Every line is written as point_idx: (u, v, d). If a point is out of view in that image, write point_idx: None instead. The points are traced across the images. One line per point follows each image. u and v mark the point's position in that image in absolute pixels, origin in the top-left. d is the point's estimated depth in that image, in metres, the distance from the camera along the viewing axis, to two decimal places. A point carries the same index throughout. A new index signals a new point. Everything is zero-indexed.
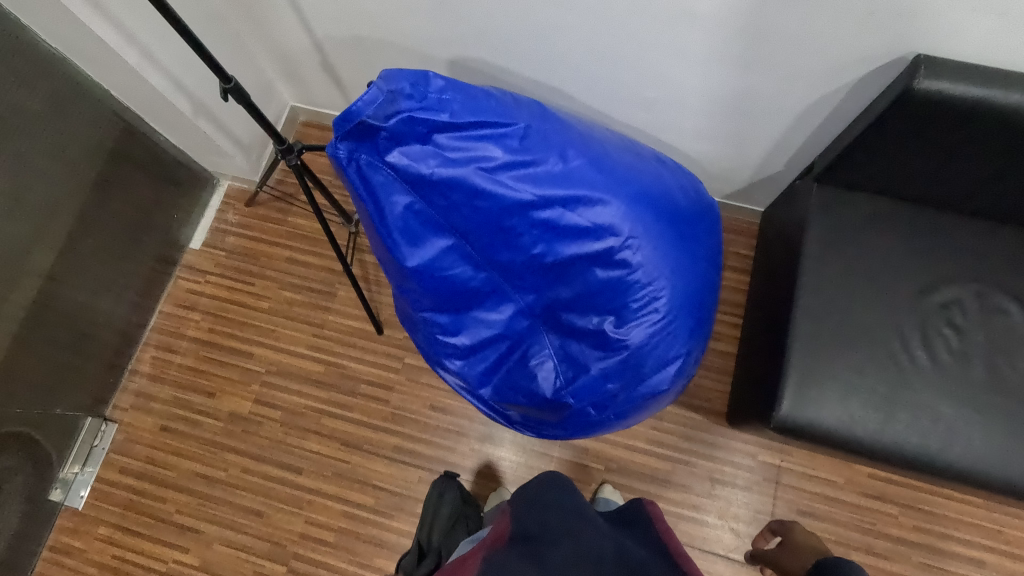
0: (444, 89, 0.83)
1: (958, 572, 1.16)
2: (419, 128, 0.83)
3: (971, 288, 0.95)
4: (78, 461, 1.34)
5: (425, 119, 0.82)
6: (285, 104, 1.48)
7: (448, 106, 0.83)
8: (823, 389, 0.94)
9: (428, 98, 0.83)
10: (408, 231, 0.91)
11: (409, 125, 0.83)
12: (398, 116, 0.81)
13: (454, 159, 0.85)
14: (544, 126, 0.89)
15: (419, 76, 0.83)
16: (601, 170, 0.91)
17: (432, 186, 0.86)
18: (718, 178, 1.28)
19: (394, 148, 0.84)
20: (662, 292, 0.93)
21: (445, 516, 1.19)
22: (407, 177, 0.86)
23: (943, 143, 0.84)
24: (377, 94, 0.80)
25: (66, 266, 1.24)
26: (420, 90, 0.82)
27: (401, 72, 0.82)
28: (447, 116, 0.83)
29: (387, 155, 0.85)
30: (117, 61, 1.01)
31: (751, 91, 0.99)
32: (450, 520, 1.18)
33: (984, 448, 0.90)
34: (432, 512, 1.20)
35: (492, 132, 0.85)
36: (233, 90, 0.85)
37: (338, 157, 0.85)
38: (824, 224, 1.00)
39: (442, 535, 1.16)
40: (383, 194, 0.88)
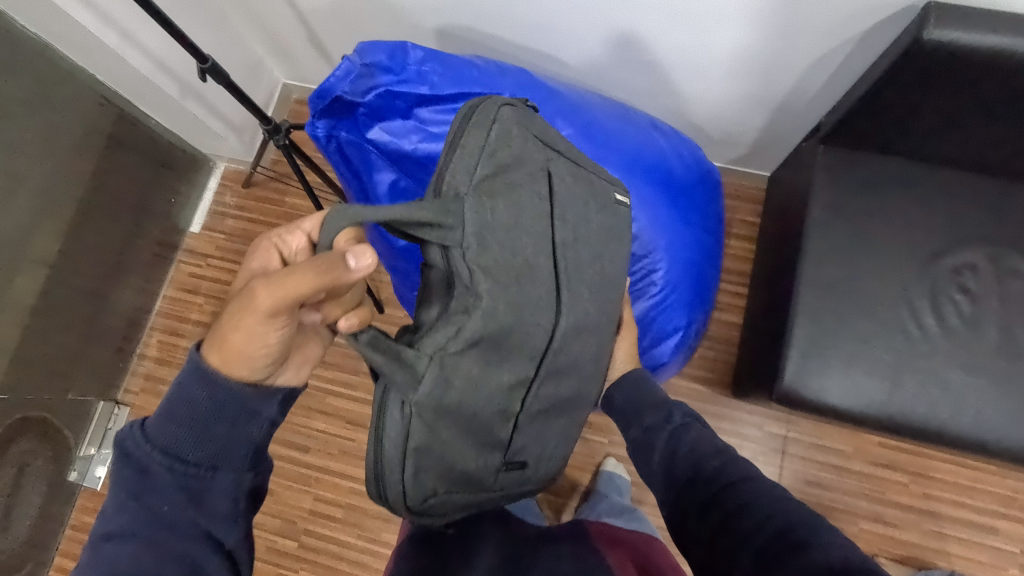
0: (423, 61, 0.81)
1: (968, 539, 1.14)
2: (399, 102, 0.82)
3: (985, 251, 0.91)
4: (94, 443, 1.36)
5: (404, 93, 0.81)
6: (276, 82, 1.45)
7: (428, 78, 0.82)
8: (827, 360, 0.91)
9: (407, 70, 0.81)
10: None
11: (388, 100, 0.82)
12: (375, 90, 0.80)
13: (438, 134, 0.83)
14: (532, 94, 0.88)
15: (397, 47, 0.81)
16: (593, 139, 0.88)
17: (416, 163, 0.84)
18: (720, 143, 1.23)
19: (375, 125, 0.83)
20: (659, 266, 0.92)
21: (481, 147, 0.63)
22: (390, 154, 0.85)
23: (954, 97, 0.79)
24: (351, 68, 0.79)
25: (67, 251, 1.25)
26: (399, 63, 0.80)
27: (376, 44, 0.79)
28: (428, 89, 0.82)
29: (368, 131, 0.84)
30: (98, 44, 0.99)
31: (751, 48, 0.94)
32: (491, 169, 0.63)
33: (995, 415, 0.87)
34: (457, 142, 0.62)
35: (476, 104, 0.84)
36: (212, 70, 0.84)
37: (317, 136, 0.84)
38: (830, 187, 0.96)
39: (468, 180, 0.61)
40: (367, 171, 0.87)
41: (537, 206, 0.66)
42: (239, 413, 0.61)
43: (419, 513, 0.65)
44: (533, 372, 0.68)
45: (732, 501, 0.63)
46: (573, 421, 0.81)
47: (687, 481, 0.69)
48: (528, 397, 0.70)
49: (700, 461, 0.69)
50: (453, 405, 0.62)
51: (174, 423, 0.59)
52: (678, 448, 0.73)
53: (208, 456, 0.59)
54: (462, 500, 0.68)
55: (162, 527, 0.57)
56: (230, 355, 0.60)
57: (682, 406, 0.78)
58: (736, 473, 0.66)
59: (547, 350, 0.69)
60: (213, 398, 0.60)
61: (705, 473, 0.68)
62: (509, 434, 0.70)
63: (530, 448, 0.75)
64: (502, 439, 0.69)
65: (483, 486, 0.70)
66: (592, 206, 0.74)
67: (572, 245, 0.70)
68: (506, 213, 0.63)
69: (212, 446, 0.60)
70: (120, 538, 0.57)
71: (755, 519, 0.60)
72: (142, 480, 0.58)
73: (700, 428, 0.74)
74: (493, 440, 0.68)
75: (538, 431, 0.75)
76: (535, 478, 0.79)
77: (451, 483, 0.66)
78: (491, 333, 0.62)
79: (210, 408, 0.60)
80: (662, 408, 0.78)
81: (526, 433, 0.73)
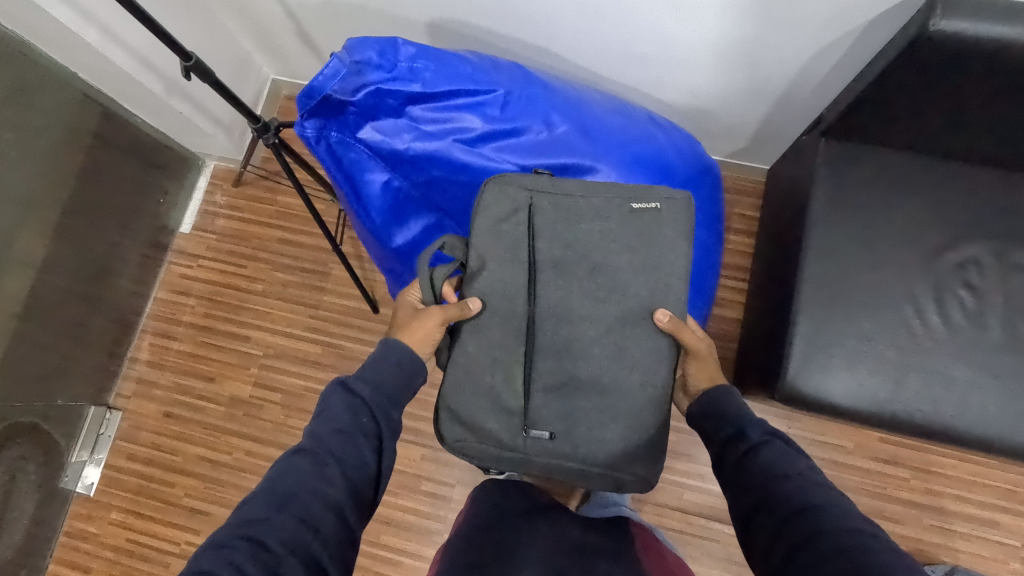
0: (415, 57, 0.79)
1: (970, 534, 1.14)
2: (390, 100, 0.80)
3: (988, 246, 0.90)
4: (86, 448, 1.34)
5: (395, 91, 0.79)
6: (266, 78, 1.42)
7: (420, 75, 0.79)
8: (829, 357, 0.90)
9: (398, 67, 0.79)
10: (387, 210, 0.88)
11: (380, 99, 0.80)
12: (365, 88, 0.78)
13: (431, 132, 0.83)
14: (528, 91, 0.85)
15: (387, 43, 0.78)
16: (592, 136, 0.87)
17: (410, 162, 0.84)
18: (719, 136, 1.21)
19: (366, 124, 0.82)
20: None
21: (488, 210, 0.81)
22: (383, 153, 0.84)
23: (957, 90, 0.78)
24: (340, 66, 0.77)
25: (55, 253, 1.23)
26: (389, 59, 0.78)
27: (366, 40, 0.77)
28: (420, 86, 0.80)
29: (359, 131, 0.82)
30: (78, 41, 0.95)
31: (751, 40, 0.92)
32: (486, 218, 0.81)
33: (999, 411, 0.86)
34: (476, 207, 0.82)
35: (471, 102, 0.83)
36: (196, 68, 0.81)
37: (307, 136, 0.82)
38: (832, 182, 0.94)
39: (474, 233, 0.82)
40: (359, 172, 0.85)
41: (516, 235, 0.81)
42: (408, 371, 0.75)
43: (458, 452, 0.85)
44: (528, 353, 0.82)
45: (807, 534, 0.58)
46: (611, 411, 0.81)
47: (761, 505, 0.64)
48: (530, 375, 0.82)
49: (777, 487, 0.64)
50: (462, 372, 0.83)
51: (374, 372, 0.74)
52: (753, 467, 0.67)
53: (388, 395, 0.73)
54: (492, 452, 0.83)
55: (356, 430, 0.68)
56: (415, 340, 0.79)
57: (761, 422, 0.72)
58: (816, 501, 0.61)
59: (530, 329, 0.81)
60: (400, 358, 0.75)
61: (782, 502, 0.62)
62: (522, 401, 0.82)
63: (556, 418, 0.82)
64: (516, 407, 0.82)
65: (511, 446, 0.82)
66: (588, 223, 0.81)
67: (556, 257, 0.81)
68: (488, 244, 0.82)
69: (397, 394, 0.74)
70: (322, 432, 0.67)
71: (831, 561, 0.55)
72: (355, 412, 0.70)
73: (783, 448, 0.68)
74: (506, 406, 0.82)
75: (558, 406, 0.82)
76: (576, 455, 0.82)
77: (480, 435, 0.83)
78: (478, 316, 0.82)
79: (394, 358, 0.75)
80: (740, 427, 0.72)
81: (543, 403, 0.82)
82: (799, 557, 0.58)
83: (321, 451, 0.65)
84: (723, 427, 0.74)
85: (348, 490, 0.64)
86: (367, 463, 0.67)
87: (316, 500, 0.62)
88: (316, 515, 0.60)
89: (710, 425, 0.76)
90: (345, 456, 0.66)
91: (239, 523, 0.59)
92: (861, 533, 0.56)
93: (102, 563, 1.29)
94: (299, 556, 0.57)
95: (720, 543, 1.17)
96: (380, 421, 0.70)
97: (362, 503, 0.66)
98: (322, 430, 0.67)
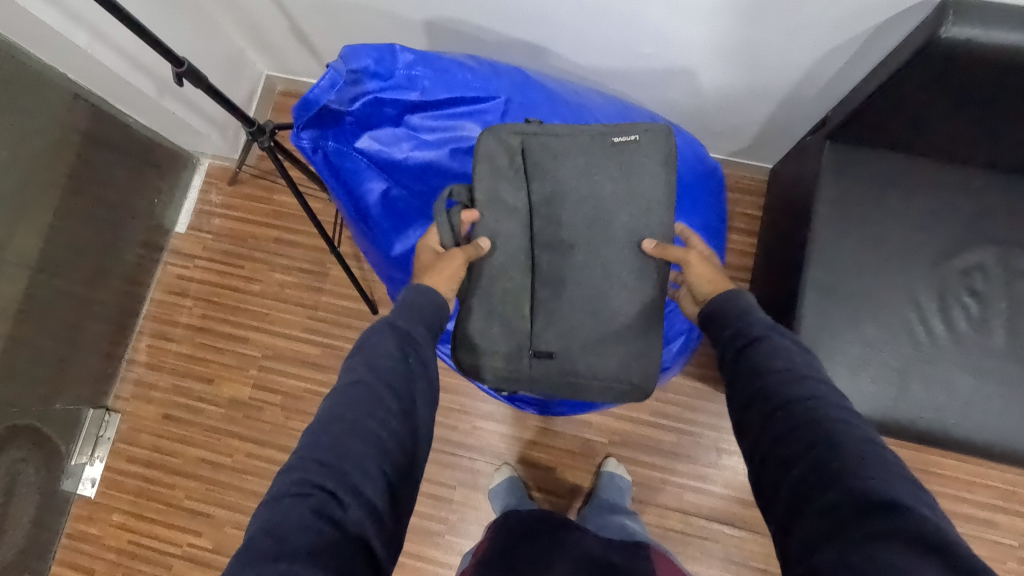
0: (413, 65, 0.79)
1: (968, 534, 1.15)
2: (388, 109, 0.82)
3: (994, 252, 0.89)
4: (86, 451, 1.34)
5: (393, 100, 0.80)
6: (260, 75, 1.39)
7: (418, 84, 0.80)
8: (832, 365, 0.89)
9: (396, 75, 0.79)
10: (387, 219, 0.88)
11: (377, 107, 0.81)
12: (363, 97, 0.79)
13: (430, 141, 0.84)
14: (529, 98, 0.85)
15: (384, 50, 0.78)
16: None
17: (409, 171, 0.85)
18: (721, 136, 1.19)
19: (363, 133, 0.83)
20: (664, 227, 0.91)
21: (491, 161, 0.81)
22: (379, 161, 0.85)
23: (968, 96, 0.76)
24: (336, 77, 0.77)
25: (48, 256, 1.21)
26: (387, 67, 0.78)
27: (363, 47, 0.77)
28: (418, 94, 0.81)
29: (357, 140, 0.83)
30: (66, 44, 0.93)
31: (755, 41, 0.90)
32: (489, 175, 0.82)
33: (1002, 418, 0.86)
34: (479, 159, 0.82)
35: (469, 109, 0.84)
36: (188, 74, 0.78)
37: (303, 147, 0.83)
38: (836, 186, 0.93)
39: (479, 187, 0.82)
40: (355, 181, 0.86)
41: (516, 185, 0.83)
42: (438, 314, 0.73)
43: (473, 375, 0.87)
44: (532, 284, 0.85)
45: (791, 426, 0.55)
46: (609, 341, 0.85)
47: (750, 402, 0.60)
48: (532, 300, 0.86)
49: (767, 377, 0.60)
50: (474, 311, 0.85)
51: (413, 308, 0.71)
52: (747, 359, 0.64)
53: (429, 330, 0.71)
54: (502, 372, 0.86)
55: (410, 363, 0.65)
56: (444, 278, 0.76)
57: (764, 319, 0.67)
58: (808, 393, 0.57)
59: (533, 259, 0.85)
60: (437, 300, 0.73)
61: (770, 391, 0.59)
62: (528, 322, 0.86)
63: (562, 337, 0.85)
64: (524, 328, 0.86)
65: (523, 368, 0.86)
66: (580, 160, 0.82)
67: (551, 199, 0.83)
68: (492, 197, 0.82)
69: (434, 333, 0.72)
70: (376, 360, 0.64)
71: (810, 452, 0.52)
72: (404, 343, 0.66)
73: (786, 343, 0.64)
74: (517, 330, 0.86)
75: (560, 330, 0.85)
76: (584, 372, 0.85)
77: (496, 358, 0.86)
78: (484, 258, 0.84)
79: (430, 301, 0.73)
80: (741, 325, 0.68)
81: (547, 324, 0.85)
82: (776, 454, 0.55)
83: (375, 376, 0.62)
84: (727, 327, 0.70)
85: (408, 416, 0.62)
86: (420, 392, 0.65)
87: (380, 423, 0.59)
88: (388, 440, 0.59)
89: (715, 323, 0.72)
90: (402, 387, 0.63)
91: (316, 446, 0.56)
92: (842, 425, 0.53)
93: (105, 565, 1.29)
94: (373, 475, 0.56)
95: (720, 543, 1.18)
96: (427, 356, 0.68)
97: (421, 429, 0.64)
98: (376, 360, 0.64)
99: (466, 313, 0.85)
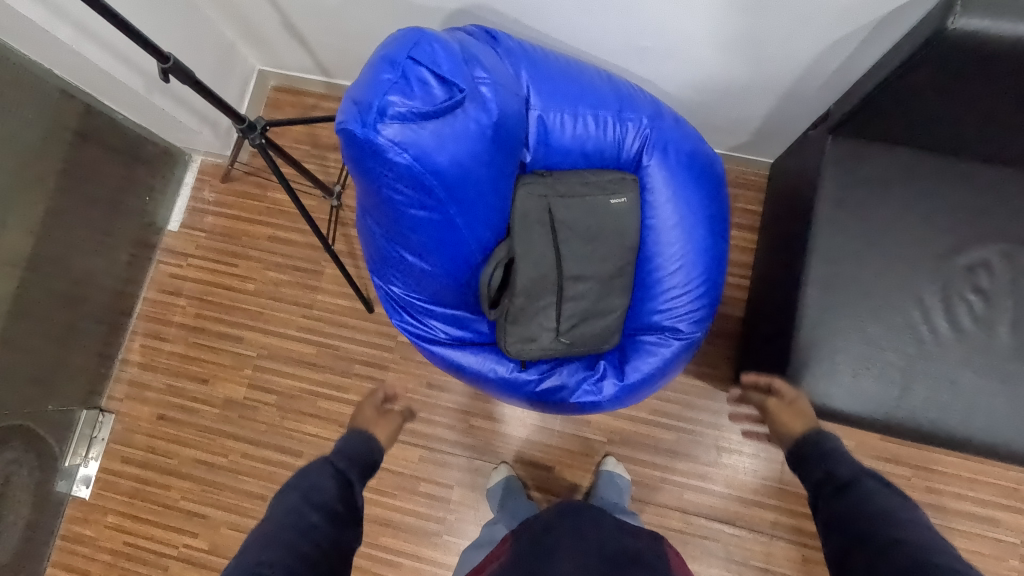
0: (485, 79, 0.77)
1: (970, 533, 1.14)
2: (467, 121, 0.75)
3: (999, 249, 0.87)
4: (80, 452, 1.33)
5: (472, 109, 0.75)
6: (252, 70, 1.37)
7: (489, 95, 0.77)
8: (834, 365, 0.88)
9: (472, 83, 0.76)
10: (419, 225, 0.82)
11: (463, 123, 0.74)
12: (443, 100, 0.72)
13: (492, 152, 0.79)
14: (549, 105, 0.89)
15: (459, 58, 0.75)
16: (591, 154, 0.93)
17: (465, 183, 0.79)
18: (722, 131, 1.18)
19: (435, 138, 0.73)
20: (676, 244, 0.94)
21: (525, 211, 0.88)
22: (439, 171, 0.76)
23: (976, 89, 0.74)
24: (404, 73, 0.71)
25: (39, 255, 1.20)
26: (465, 74, 0.75)
27: (444, 51, 0.74)
28: (486, 106, 0.77)
29: (424, 143, 0.73)
30: (51, 39, 0.91)
31: (757, 34, 0.88)
32: (523, 221, 0.88)
33: (1007, 417, 0.85)
34: (518, 209, 0.88)
35: (514, 117, 0.82)
36: (175, 70, 0.76)
37: (359, 138, 0.71)
38: (838, 181, 0.91)
39: (516, 230, 0.88)
40: (409, 190, 0.77)
41: (543, 228, 0.89)
42: (368, 466, 0.94)
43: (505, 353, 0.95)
44: (559, 298, 0.93)
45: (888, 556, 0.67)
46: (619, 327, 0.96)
47: (850, 545, 0.72)
48: (560, 305, 0.93)
49: (861, 522, 0.73)
50: (510, 323, 0.92)
51: (349, 450, 0.93)
52: (846, 503, 0.77)
53: (359, 470, 0.91)
54: (538, 353, 0.94)
55: (341, 495, 0.83)
56: (383, 429, 1.09)
57: (852, 465, 0.83)
58: (900, 526, 0.70)
59: (561, 279, 0.92)
60: (370, 445, 0.97)
61: (869, 533, 0.71)
62: (556, 322, 0.93)
63: (583, 327, 0.94)
64: (551, 326, 0.93)
65: (556, 351, 0.94)
66: (597, 210, 0.91)
67: (573, 237, 0.91)
68: (525, 240, 0.89)
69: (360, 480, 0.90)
70: (305, 484, 0.82)
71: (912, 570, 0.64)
72: (330, 479, 0.84)
73: (880, 485, 0.78)
74: (547, 328, 0.93)
75: (586, 325, 0.94)
76: (600, 346, 0.96)
77: (530, 345, 0.93)
78: (522, 286, 0.90)
79: (363, 448, 0.95)
80: (830, 469, 0.84)
81: (573, 321, 0.94)
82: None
83: (306, 503, 0.78)
84: (815, 473, 0.86)
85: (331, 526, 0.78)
86: (344, 512, 0.81)
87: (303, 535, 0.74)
88: (315, 552, 0.73)
89: (808, 468, 0.88)
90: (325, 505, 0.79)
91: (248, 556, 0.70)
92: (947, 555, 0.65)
93: (101, 566, 1.28)
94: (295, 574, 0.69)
95: (720, 542, 1.17)
96: (355, 496, 0.86)
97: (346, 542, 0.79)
98: (311, 489, 0.81)
99: (503, 326, 0.93)
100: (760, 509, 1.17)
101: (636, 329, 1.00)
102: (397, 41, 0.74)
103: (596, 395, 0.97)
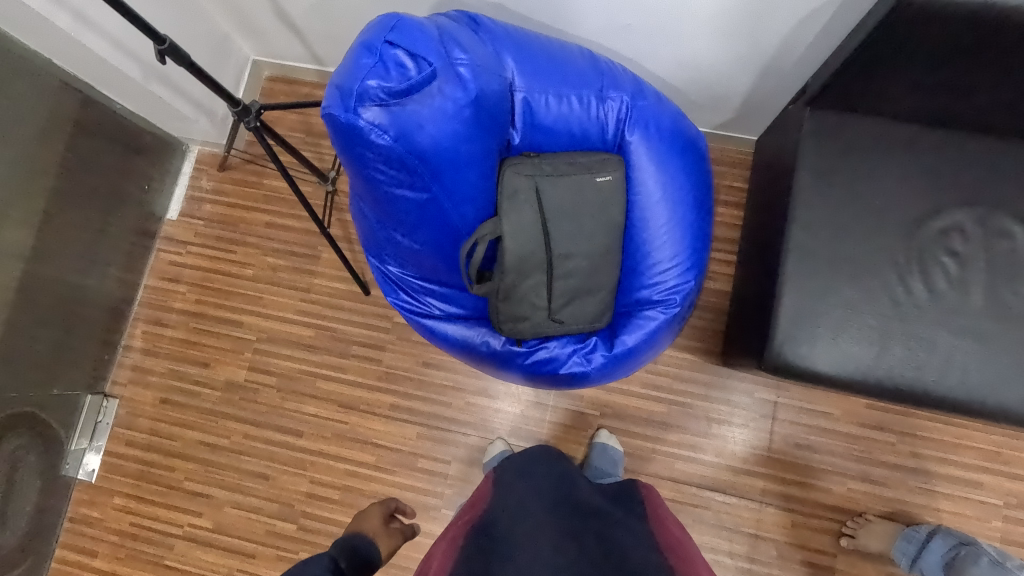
0: (463, 60, 0.79)
1: (954, 495, 1.17)
2: (443, 101, 0.78)
3: (972, 213, 0.90)
4: (85, 436, 1.36)
5: (448, 88, 0.78)
6: (247, 60, 1.39)
7: (467, 75, 0.80)
8: (814, 328, 0.91)
9: (449, 64, 0.78)
10: (406, 207, 0.86)
11: (441, 103, 0.78)
12: (417, 83, 0.76)
13: (471, 133, 0.83)
14: (532, 87, 0.90)
15: (436, 41, 0.78)
16: (577, 135, 0.95)
17: (446, 163, 0.82)
18: (706, 108, 1.20)
19: (413, 121, 0.77)
20: (660, 221, 0.97)
21: (515, 190, 0.91)
22: (419, 150, 0.79)
23: (943, 57, 0.77)
24: (378, 59, 0.75)
25: (42, 244, 1.22)
26: (442, 55, 0.78)
27: (421, 35, 0.77)
28: (465, 86, 0.79)
29: (402, 126, 0.77)
30: (50, 28, 0.94)
31: (736, 9, 0.90)
32: (510, 199, 0.90)
33: (981, 376, 0.88)
34: (506, 189, 0.90)
35: (495, 98, 0.85)
36: (171, 52, 0.78)
37: (340, 122, 0.76)
38: (816, 151, 0.94)
39: (504, 208, 0.90)
40: (392, 172, 0.81)
41: (530, 208, 0.91)
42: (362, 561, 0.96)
43: (498, 330, 0.99)
44: (548, 276, 0.95)
45: None
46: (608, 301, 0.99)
47: None
48: (551, 283, 0.95)
49: None
50: (502, 300, 0.95)
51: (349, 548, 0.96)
52: None
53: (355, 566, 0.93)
54: (531, 331, 0.97)
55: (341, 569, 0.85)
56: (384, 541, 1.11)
57: None
58: None
59: (551, 258, 0.94)
60: (368, 549, 1.00)
61: None
62: (548, 300, 0.96)
63: (573, 304, 0.97)
64: (541, 303, 0.96)
65: (548, 329, 0.98)
66: (583, 188, 0.93)
67: (560, 216, 0.93)
68: (515, 220, 0.91)
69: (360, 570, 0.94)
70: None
71: None
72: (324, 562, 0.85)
73: None
74: (538, 305, 0.96)
75: (578, 303, 0.97)
76: (588, 322, 0.99)
77: (521, 322, 0.97)
78: (512, 263, 0.93)
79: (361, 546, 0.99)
80: None
81: (562, 297, 0.96)
82: None
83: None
84: None
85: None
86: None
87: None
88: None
89: None
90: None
91: None
92: None
93: (108, 546, 1.31)
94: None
95: (712, 510, 1.20)
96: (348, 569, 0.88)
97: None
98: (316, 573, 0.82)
99: (496, 302, 0.96)
100: (750, 477, 1.20)
101: (626, 304, 1.02)
102: (375, 27, 0.78)
103: (585, 366, 1.00)
